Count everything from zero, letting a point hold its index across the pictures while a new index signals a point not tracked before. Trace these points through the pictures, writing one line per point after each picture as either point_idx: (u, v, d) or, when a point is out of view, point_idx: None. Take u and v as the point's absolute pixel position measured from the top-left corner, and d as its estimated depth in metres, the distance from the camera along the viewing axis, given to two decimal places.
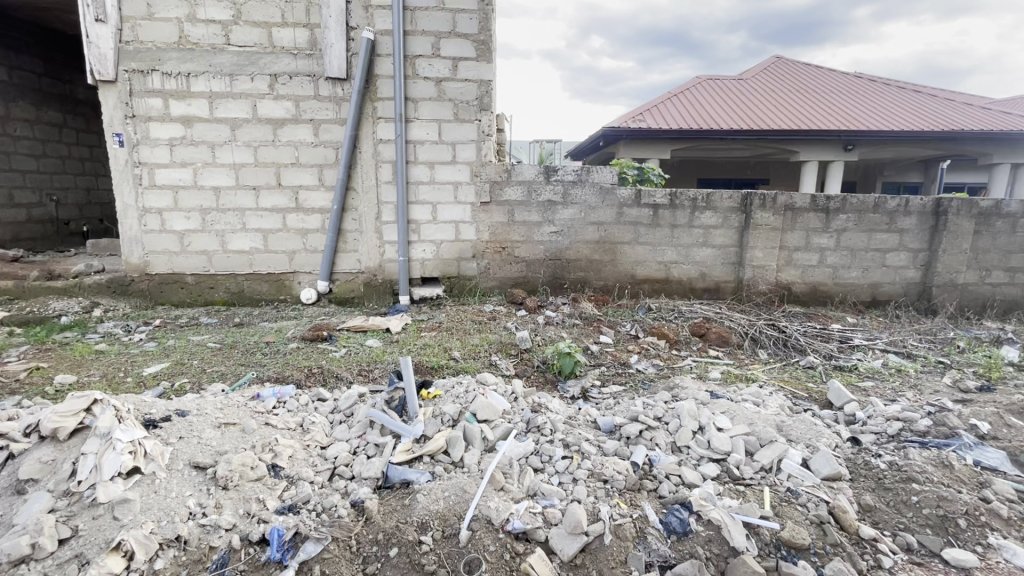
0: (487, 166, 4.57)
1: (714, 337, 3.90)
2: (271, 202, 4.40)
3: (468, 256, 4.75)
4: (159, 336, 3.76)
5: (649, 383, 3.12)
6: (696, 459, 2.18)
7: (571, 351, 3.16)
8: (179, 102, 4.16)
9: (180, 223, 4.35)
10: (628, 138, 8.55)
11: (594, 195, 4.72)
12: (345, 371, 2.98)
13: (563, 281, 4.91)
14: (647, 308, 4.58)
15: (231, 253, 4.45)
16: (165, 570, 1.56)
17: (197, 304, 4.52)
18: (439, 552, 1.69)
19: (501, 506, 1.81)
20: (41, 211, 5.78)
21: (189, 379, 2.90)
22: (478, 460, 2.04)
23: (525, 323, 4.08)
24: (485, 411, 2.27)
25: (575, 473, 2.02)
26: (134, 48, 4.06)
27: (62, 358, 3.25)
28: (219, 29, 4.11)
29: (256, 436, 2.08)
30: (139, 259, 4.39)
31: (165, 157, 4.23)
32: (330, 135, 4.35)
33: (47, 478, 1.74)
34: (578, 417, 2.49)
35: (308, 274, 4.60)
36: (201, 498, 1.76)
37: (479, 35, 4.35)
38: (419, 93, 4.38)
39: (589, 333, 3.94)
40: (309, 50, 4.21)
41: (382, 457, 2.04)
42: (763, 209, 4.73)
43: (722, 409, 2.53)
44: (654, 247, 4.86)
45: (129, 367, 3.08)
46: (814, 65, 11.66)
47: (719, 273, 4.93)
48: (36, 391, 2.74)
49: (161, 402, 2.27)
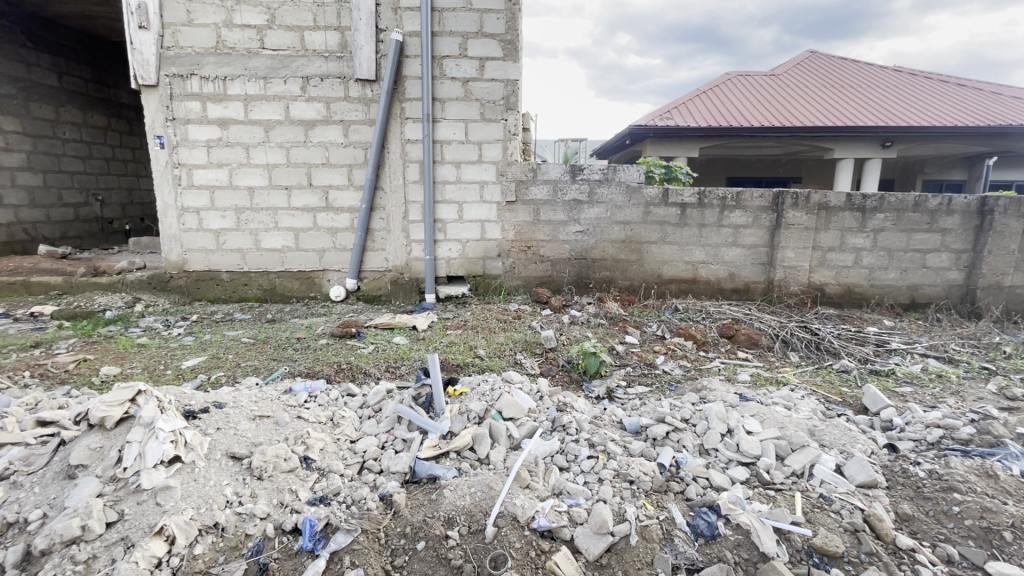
0: (513, 165, 4.58)
1: (743, 339, 3.83)
2: (303, 201, 4.51)
3: (493, 255, 4.77)
4: (196, 331, 3.91)
5: (676, 385, 3.08)
6: (725, 462, 2.15)
7: (597, 351, 3.15)
8: (216, 105, 4.31)
9: (216, 222, 4.50)
10: (655, 136, 8.43)
11: (620, 194, 4.69)
12: (373, 368, 3.04)
13: (588, 281, 4.89)
14: (674, 308, 4.53)
15: (265, 251, 4.58)
16: (204, 555, 1.62)
17: (231, 300, 4.67)
18: (466, 547, 1.71)
19: (527, 504, 1.81)
20: (88, 210, 6.06)
21: (225, 373, 3.01)
22: (503, 457, 2.06)
23: (550, 322, 4.08)
24: (511, 409, 2.28)
25: (601, 473, 2.01)
26: (174, 54, 4.22)
27: (107, 350, 3.40)
28: (254, 34, 4.24)
29: (289, 428, 2.14)
30: (178, 256, 4.56)
31: (203, 158, 4.38)
32: (360, 135, 4.43)
33: (96, 464, 1.82)
34: (603, 417, 2.48)
35: (337, 272, 4.69)
36: (237, 487, 1.83)
37: (506, 35, 4.36)
38: (446, 93, 4.42)
39: (614, 333, 3.91)
40: (340, 52, 4.31)
41: (409, 452, 2.08)
42: (795, 208, 4.61)
43: (752, 412, 2.48)
44: (682, 247, 4.79)
45: (168, 360, 3.21)
46: (849, 59, 11.29)
47: (749, 273, 4.82)
48: (83, 381, 2.88)
49: (199, 394, 2.36)
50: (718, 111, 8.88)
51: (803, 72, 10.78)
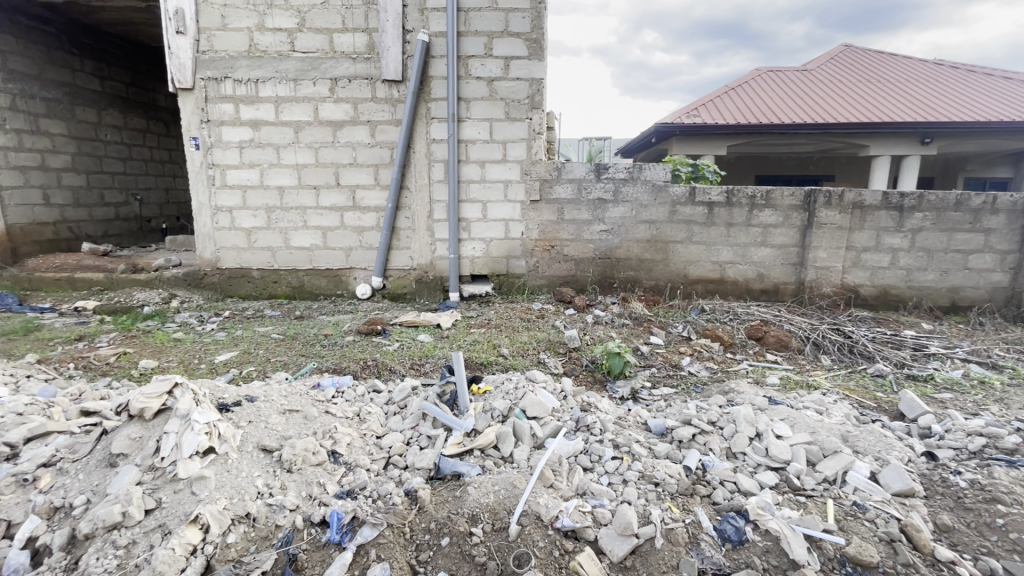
0: (537, 164, 4.58)
1: (772, 341, 3.73)
2: (331, 201, 4.60)
3: (518, 254, 4.77)
4: (228, 326, 4.03)
5: (702, 388, 3.02)
6: (753, 467, 2.10)
7: (621, 351, 3.13)
8: (248, 107, 4.42)
9: (247, 221, 4.62)
10: (681, 134, 8.30)
11: (646, 193, 4.63)
12: (398, 365, 3.08)
13: (612, 281, 4.84)
14: (700, 309, 4.45)
15: (294, 249, 4.69)
16: (236, 544, 1.67)
17: (262, 297, 4.80)
18: (490, 544, 1.72)
19: (551, 503, 1.81)
20: (127, 210, 6.31)
21: (256, 367, 3.09)
22: (527, 456, 2.06)
23: (573, 321, 4.07)
24: (535, 408, 2.28)
25: (625, 475, 1.99)
26: (209, 58, 4.35)
27: (145, 344, 3.54)
28: (285, 37, 4.34)
29: (318, 423, 2.18)
30: (212, 254, 4.70)
31: (236, 158, 4.51)
32: (386, 136, 4.49)
33: (136, 453, 1.90)
34: (628, 418, 2.46)
35: (363, 270, 4.76)
36: (268, 478, 1.88)
37: (531, 34, 4.35)
38: (471, 93, 4.44)
39: (639, 334, 3.86)
40: (367, 54, 4.38)
41: (434, 449, 2.10)
42: (827, 207, 4.48)
43: (782, 415, 2.42)
44: (709, 246, 4.71)
45: (202, 355, 3.32)
46: (886, 53, 10.89)
47: (779, 273, 4.70)
48: (123, 373, 3.01)
49: (232, 387, 2.43)
50: (747, 108, 8.68)
51: (836, 66, 10.46)
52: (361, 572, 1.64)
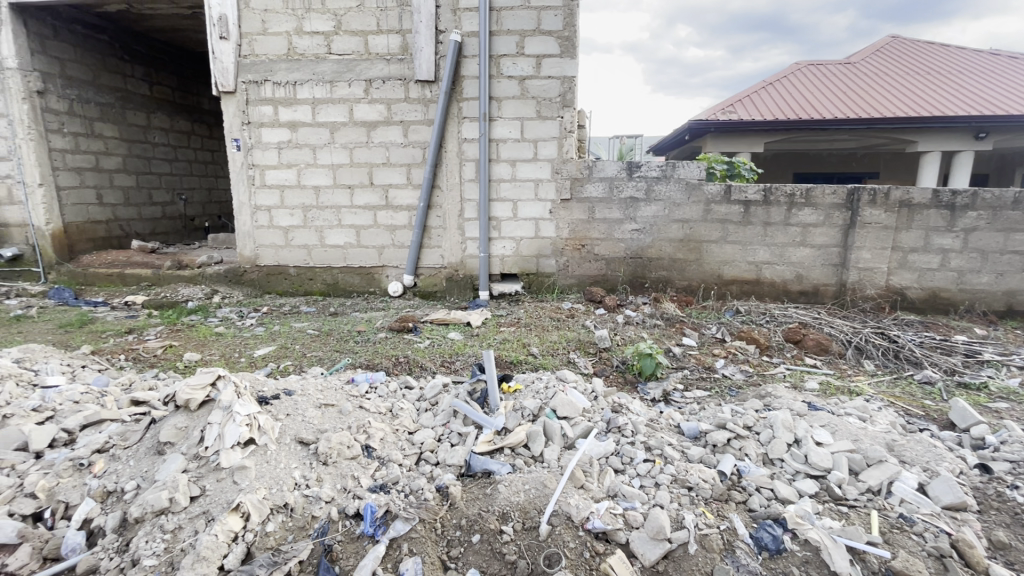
0: (568, 163, 4.55)
1: (811, 345, 3.61)
2: (365, 200, 4.69)
3: (548, 253, 4.75)
4: (266, 322, 4.16)
5: (737, 391, 2.95)
6: (791, 474, 2.03)
7: (653, 352, 3.08)
8: (287, 109, 4.55)
9: (285, 219, 4.76)
10: (716, 131, 8.11)
11: (679, 191, 4.54)
12: (429, 362, 3.12)
13: (644, 281, 4.77)
14: (735, 310, 4.34)
15: (329, 247, 4.80)
16: (275, 533, 1.72)
17: (298, 294, 4.93)
18: (520, 543, 1.72)
19: (581, 504, 1.79)
20: (173, 209, 6.59)
21: (293, 362, 3.19)
22: (558, 456, 2.05)
23: (604, 321, 4.03)
24: (566, 408, 2.26)
25: (657, 478, 1.96)
26: (250, 61, 4.50)
27: (190, 338, 3.69)
28: (322, 40, 4.44)
29: (352, 418, 2.23)
30: (251, 252, 4.87)
31: (274, 159, 4.65)
32: (419, 135, 4.55)
33: (182, 441, 1.98)
34: (660, 420, 2.41)
35: (395, 268, 4.84)
36: (305, 470, 1.93)
37: (564, 32, 4.32)
38: (503, 92, 4.45)
39: (671, 335, 3.79)
40: (401, 55, 4.44)
41: (464, 446, 2.11)
42: (872, 206, 4.30)
43: (822, 422, 2.33)
44: (745, 246, 4.59)
45: (242, 349, 3.44)
46: (937, 43, 10.35)
47: (819, 275, 4.54)
48: (169, 365, 3.15)
49: (271, 381, 2.51)
50: (786, 103, 8.41)
51: (882, 58, 10.02)
52: (393, 565, 1.67)
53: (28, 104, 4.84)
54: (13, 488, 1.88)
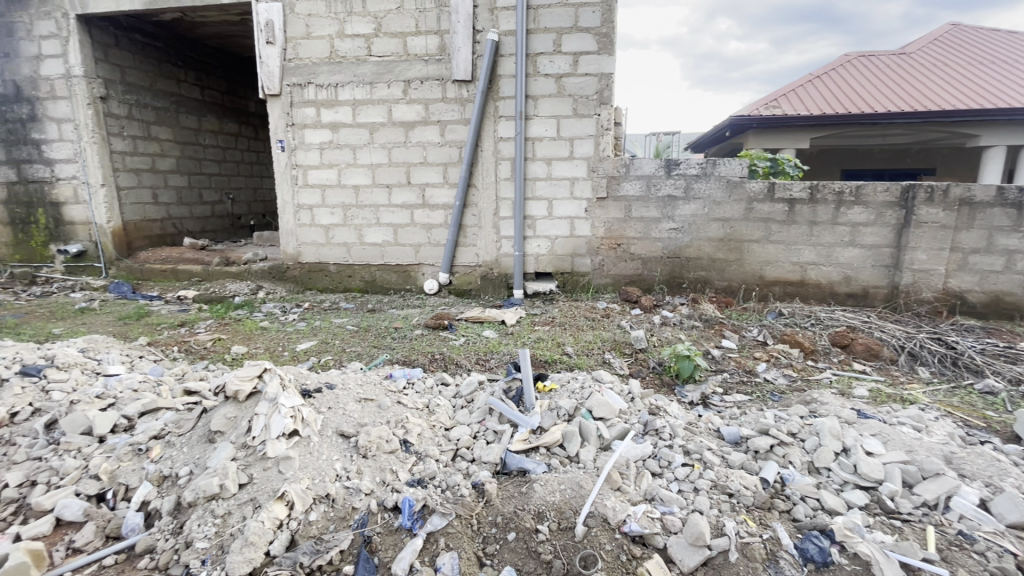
0: (605, 161, 4.50)
1: (860, 349, 3.45)
2: (402, 199, 4.77)
3: (583, 252, 4.71)
4: (308, 317, 4.30)
5: (780, 396, 2.85)
6: (839, 484, 1.95)
7: (690, 354, 3.02)
8: (329, 110, 4.68)
9: (326, 217, 4.90)
10: (758, 127, 7.86)
11: (719, 190, 4.42)
12: (464, 360, 3.15)
13: (681, 281, 4.68)
14: (778, 313, 4.19)
15: (367, 245, 4.91)
16: (317, 522, 1.77)
17: (337, 290, 5.06)
18: (556, 543, 1.71)
19: (618, 507, 1.78)
20: (221, 208, 6.88)
21: (333, 357, 3.28)
22: (594, 457, 2.03)
23: (640, 322, 3.97)
24: (602, 409, 2.23)
25: (696, 483, 1.92)
26: (294, 65, 4.65)
27: (237, 331, 3.86)
28: (362, 42, 4.54)
29: (391, 412, 2.27)
30: (294, 249, 5.03)
31: (317, 159, 4.79)
32: (455, 135, 4.59)
33: (230, 431, 2.06)
34: (699, 424, 2.36)
35: (431, 266, 4.90)
36: (346, 462, 1.98)
37: (602, 28, 4.27)
38: (539, 90, 4.44)
39: (709, 337, 3.70)
40: (439, 55, 4.49)
41: (500, 444, 2.12)
42: (928, 204, 4.07)
43: (873, 430, 2.22)
44: (789, 246, 4.42)
45: (286, 343, 3.56)
46: (1003, 31, 9.69)
47: (869, 276, 4.33)
48: (218, 357, 3.30)
49: (313, 374, 2.60)
50: (835, 97, 8.07)
51: (941, 48, 9.46)
52: (431, 559, 1.70)
53: (92, 109, 5.15)
54: (79, 469, 2.01)
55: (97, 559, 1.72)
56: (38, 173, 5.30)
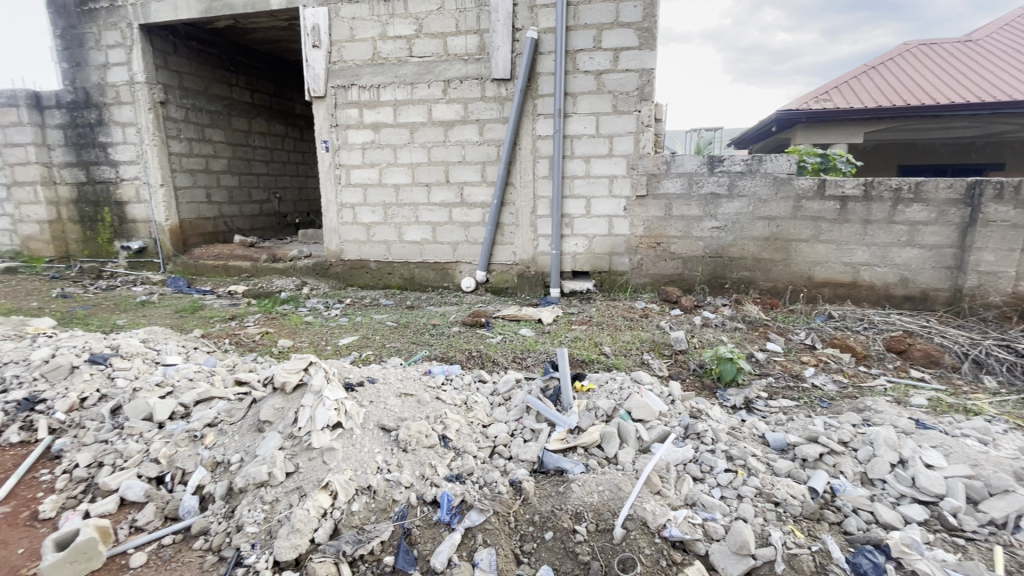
0: (645, 158, 4.41)
1: (918, 355, 3.25)
2: (441, 197, 4.83)
3: (621, 251, 4.64)
4: (349, 313, 4.42)
5: (830, 403, 2.72)
6: (895, 497, 1.85)
7: (734, 357, 2.92)
8: (371, 111, 4.79)
9: (367, 216, 5.02)
10: (807, 121, 7.53)
11: (766, 187, 4.26)
12: (501, 358, 3.17)
13: (724, 281, 4.54)
14: (827, 315, 4.01)
15: (406, 243, 5.00)
16: (359, 513, 1.82)
17: (378, 287, 5.18)
18: (594, 544, 1.70)
19: (658, 510, 1.74)
20: (269, 206, 7.15)
21: (374, 352, 3.37)
22: (633, 459, 2.00)
23: (680, 322, 3.88)
24: (642, 410, 2.19)
25: (740, 490, 1.86)
26: (339, 67, 4.78)
27: (283, 325, 4.00)
28: (404, 43, 4.63)
29: (430, 408, 2.31)
30: (336, 246, 5.19)
31: (359, 159, 4.91)
32: (494, 134, 4.61)
33: (278, 421, 2.13)
34: (742, 429, 2.28)
35: (468, 264, 4.94)
36: (386, 455, 2.02)
37: (643, 23, 4.20)
38: (579, 87, 4.40)
39: (753, 339, 3.58)
40: (478, 54, 4.51)
41: (538, 442, 2.12)
42: (998, 201, 3.79)
43: (933, 442, 2.09)
44: (841, 245, 4.22)
45: (329, 338, 3.67)
46: None
47: (929, 278, 4.09)
48: (266, 350, 3.44)
49: (356, 368, 2.66)
50: (891, 88, 7.64)
51: (1013, 33, 8.80)
52: (468, 554, 1.71)
53: (153, 114, 5.46)
54: (141, 453, 2.15)
55: (157, 538, 1.82)
56: (104, 174, 5.67)
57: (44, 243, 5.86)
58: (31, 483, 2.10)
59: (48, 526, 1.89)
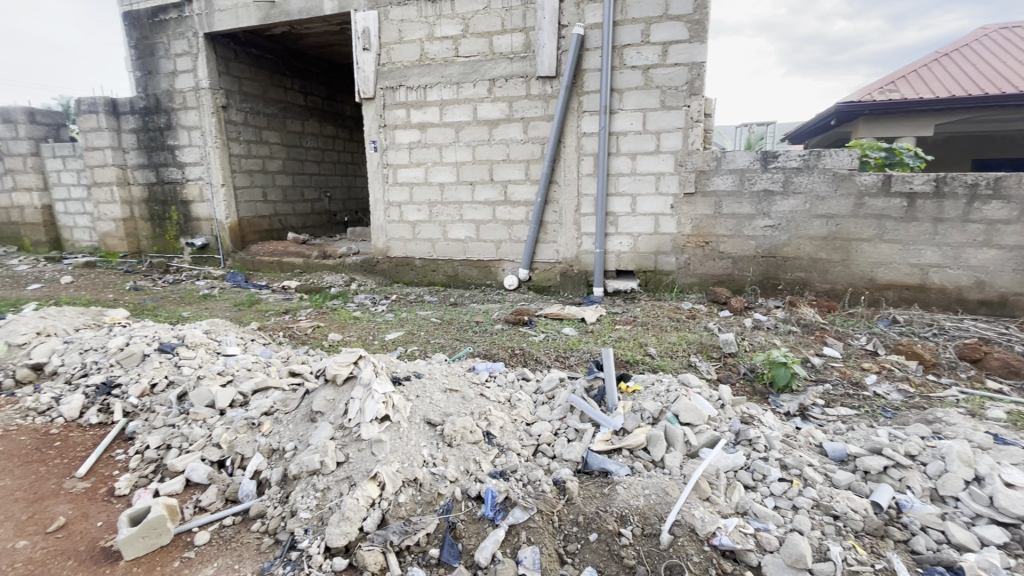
0: (694, 154, 4.28)
1: (996, 364, 3.01)
2: (485, 196, 4.87)
3: (667, 250, 4.53)
4: (395, 309, 4.53)
5: (894, 413, 2.56)
6: (970, 517, 1.72)
7: (788, 361, 2.79)
8: (418, 111, 4.88)
9: (413, 214, 5.13)
10: (871, 113, 7.09)
11: (824, 183, 4.05)
12: (544, 356, 3.16)
13: (776, 282, 4.35)
14: (891, 320, 3.77)
15: (451, 241, 5.07)
16: (406, 504, 1.85)
17: (422, 284, 5.27)
18: (640, 548, 1.67)
19: (707, 518, 1.69)
20: (320, 205, 7.43)
21: (419, 347, 3.43)
22: (681, 463, 1.95)
23: (729, 324, 3.75)
24: (690, 414, 2.13)
25: (795, 501, 1.78)
26: (387, 69, 4.90)
27: (333, 320, 4.15)
28: (450, 44, 4.68)
29: (475, 404, 2.33)
30: (383, 244, 5.32)
31: (406, 158, 5.02)
32: (538, 131, 4.59)
33: (330, 412, 2.21)
34: (798, 437, 2.18)
35: (511, 262, 4.96)
36: (432, 449, 2.05)
37: (694, 14, 4.07)
38: (625, 83, 4.32)
39: (809, 343, 3.41)
40: (524, 53, 4.51)
41: (582, 442, 2.10)
42: None
43: (1014, 459, 1.93)
44: (907, 245, 3.96)
45: (375, 333, 3.77)
46: None
47: (1008, 282, 3.79)
48: (317, 343, 3.58)
49: (402, 363, 2.72)
50: (966, 77, 7.08)
51: None
52: (512, 551, 1.72)
53: (215, 118, 5.77)
54: (205, 437, 2.28)
55: (219, 519, 1.93)
56: (172, 175, 6.05)
57: (118, 240, 6.32)
58: (108, 461, 2.28)
59: (124, 502, 2.04)
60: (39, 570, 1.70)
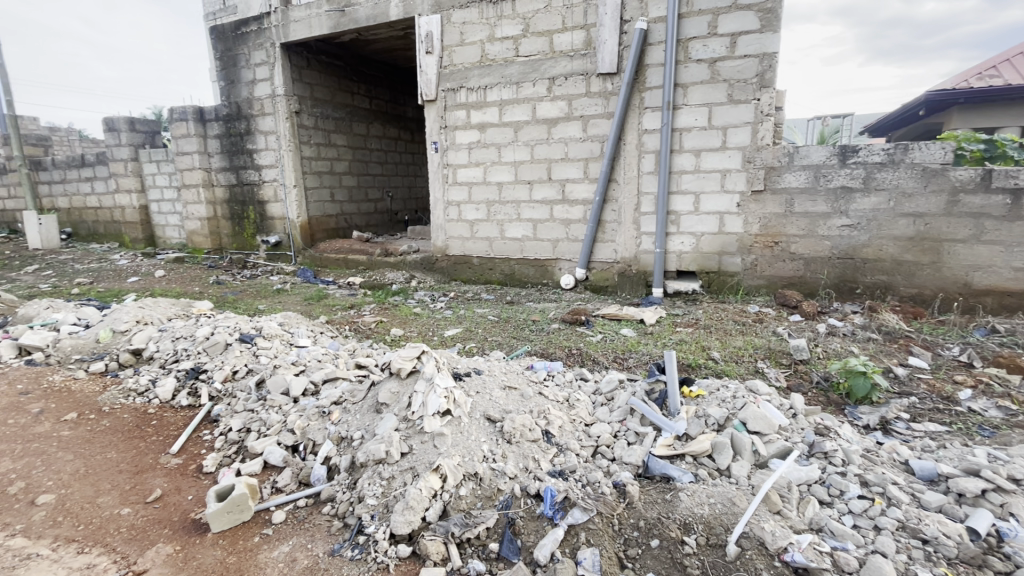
0: (763, 150, 4.07)
1: None
2: (542, 194, 4.87)
3: (732, 250, 4.34)
4: (454, 306, 4.63)
5: (993, 432, 2.32)
6: None
7: (867, 371, 2.61)
8: (477, 112, 4.96)
9: (472, 213, 5.21)
10: (967, 102, 6.46)
11: (912, 179, 3.74)
12: (602, 357, 3.12)
13: (854, 285, 4.06)
14: (990, 329, 3.43)
15: (508, 240, 5.12)
16: (466, 497, 1.89)
17: (479, 282, 5.35)
18: (704, 559, 1.62)
19: (779, 532, 1.61)
20: (382, 204, 7.72)
21: (477, 344, 3.49)
22: (748, 474, 1.87)
23: (800, 329, 3.54)
24: (759, 422, 2.03)
25: (877, 521, 1.66)
26: (449, 71, 5.01)
27: (395, 315, 4.30)
28: (511, 44, 4.72)
29: (533, 403, 2.34)
30: (442, 243, 5.45)
31: (465, 159, 5.11)
32: (598, 129, 4.54)
33: (394, 404, 2.29)
34: (880, 453, 2.03)
35: (568, 262, 4.92)
36: (492, 445, 2.08)
37: (766, 3, 3.87)
38: (690, 78, 4.18)
39: (892, 352, 3.16)
40: (584, 50, 4.46)
41: (642, 446, 2.06)
42: None
43: None
44: (1010, 247, 3.59)
45: (435, 329, 3.87)
46: None
47: None
48: (380, 337, 3.72)
49: (462, 359, 2.77)
50: None
51: None
52: (571, 551, 1.71)
53: (289, 122, 6.12)
54: (281, 423, 2.43)
55: (293, 500, 2.05)
56: (250, 177, 6.49)
57: (204, 237, 6.86)
58: (197, 441, 2.48)
59: (210, 479, 2.21)
60: (141, 536, 1.87)
